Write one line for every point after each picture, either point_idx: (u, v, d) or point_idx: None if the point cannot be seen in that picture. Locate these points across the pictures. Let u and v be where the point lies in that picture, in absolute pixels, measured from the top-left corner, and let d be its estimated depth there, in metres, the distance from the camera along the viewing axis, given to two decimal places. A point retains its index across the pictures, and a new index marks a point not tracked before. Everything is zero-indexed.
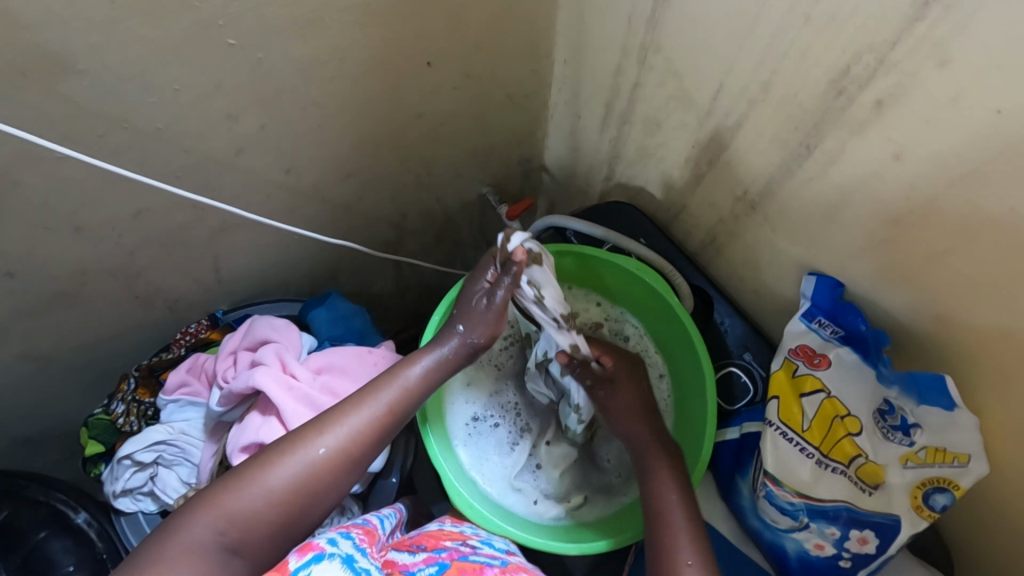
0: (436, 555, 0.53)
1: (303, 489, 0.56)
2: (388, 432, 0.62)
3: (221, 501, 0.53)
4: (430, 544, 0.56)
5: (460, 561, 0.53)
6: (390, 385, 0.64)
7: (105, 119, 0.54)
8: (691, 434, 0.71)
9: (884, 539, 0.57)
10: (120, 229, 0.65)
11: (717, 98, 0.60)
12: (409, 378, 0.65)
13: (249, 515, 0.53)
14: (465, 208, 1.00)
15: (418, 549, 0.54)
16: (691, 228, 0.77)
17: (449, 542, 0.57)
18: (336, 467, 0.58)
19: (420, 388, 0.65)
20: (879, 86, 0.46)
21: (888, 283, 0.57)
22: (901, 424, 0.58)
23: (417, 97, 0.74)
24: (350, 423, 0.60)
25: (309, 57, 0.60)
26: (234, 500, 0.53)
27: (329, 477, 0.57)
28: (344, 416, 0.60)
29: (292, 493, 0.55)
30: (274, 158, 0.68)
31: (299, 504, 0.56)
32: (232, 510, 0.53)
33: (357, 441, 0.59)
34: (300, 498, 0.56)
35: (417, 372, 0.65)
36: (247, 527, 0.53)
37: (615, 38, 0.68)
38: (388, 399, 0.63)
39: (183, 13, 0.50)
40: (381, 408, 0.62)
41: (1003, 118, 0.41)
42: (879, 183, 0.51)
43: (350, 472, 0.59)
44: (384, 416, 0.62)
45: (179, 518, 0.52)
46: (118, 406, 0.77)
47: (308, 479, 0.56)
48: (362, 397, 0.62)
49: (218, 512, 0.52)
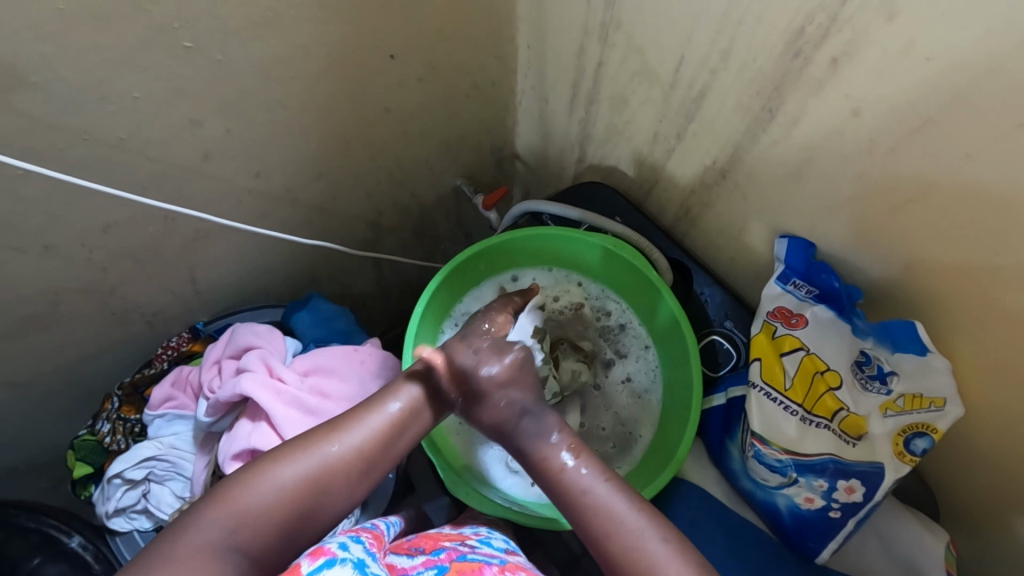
0: (435, 557, 0.54)
1: (312, 486, 0.55)
2: (404, 432, 0.61)
3: (229, 499, 0.52)
4: (430, 546, 0.57)
5: (459, 562, 0.53)
6: (406, 386, 0.63)
7: (65, 132, 0.53)
8: (679, 402, 0.73)
9: (869, 486, 0.59)
10: (90, 245, 0.64)
11: (679, 70, 0.61)
12: (425, 378, 0.63)
13: (257, 512, 0.52)
14: (441, 202, 1.00)
15: (416, 552, 0.55)
16: (665, 202, 0.78)
17: (448, 543, 0.58)
18: (349, 467, 0.57)
19: (437, 389, 0.64)
20: (832, 45, 0.47)
21: (859, 240, 0.59)
22: (878, 373, 0.60)
23: (384, 91, 0.74)
24: (365, 424, 0.59)
25: (269, 55, 0.59)
26: (245, 497, 0.52)
27: (341, 477, 0.56)
28: (359, 417, 0.59)
29: (303, 490, 0.54)
30: (242, 161, 0.68)
31: (308, 502, 0.55)
32: (243, 506, 0.52)
33: (372, 441, 0.58)
34: (309, 497, 0.55)
35: (432, 372, 0.64)
36: (254, 527, 0.52)
37: (575, 18, 0.68)
38: (402, 401, 0.61)
39: (135, 17, 0.49)
40: (396, 408, 0.61)
41: (933, 62, 0.43)
42: (840, 141, 0.53)
43: (364, 474, 0.58)
44: (400, 417, 0.61)
45: (190, 513, 0.52)
46: (104, 426, 0.76)
47: (320, 477, 0.55)
48: (379, 398, 0.62)
49: (226, 510, 0.52)
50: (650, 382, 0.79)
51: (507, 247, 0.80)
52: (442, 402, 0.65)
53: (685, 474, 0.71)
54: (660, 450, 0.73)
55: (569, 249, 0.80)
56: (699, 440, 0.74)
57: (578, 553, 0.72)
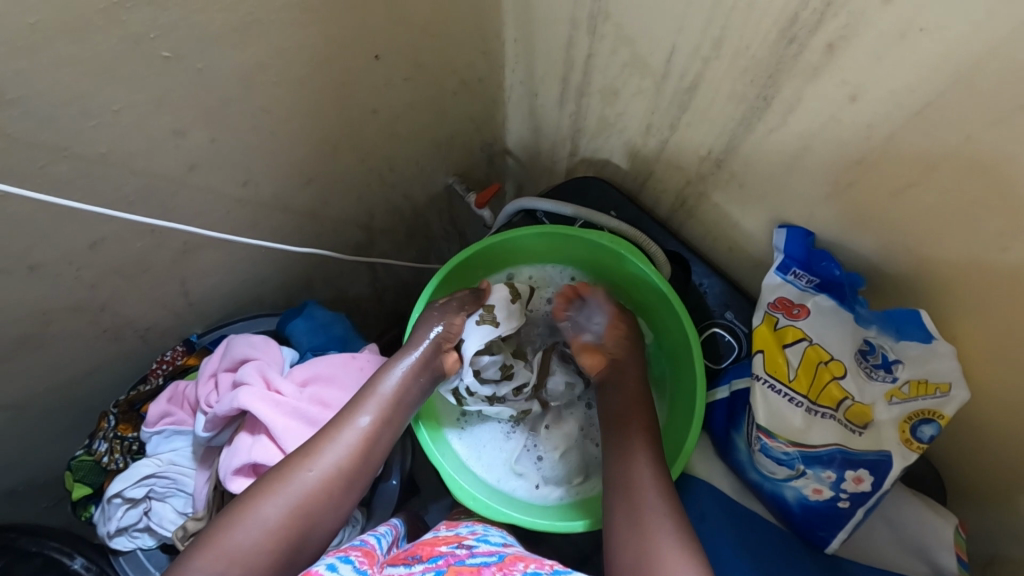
0: (433, 564, 0.52)
1: (300, 514, 0.57)
2: (376, 444, 0.64)
3: (218, 541, 0.54)
4: (426, 553, 0.56)
5: (456, 565, 0.52)
6: (368, 399, 0.66)
7: (46, 150, 0.52)
8: (685, 397, 0.73)
9: (879, 475, 0.58)
10: (78, 264, 0.63)
11: (671, 60, 0.60)
12: (385, 389, 0.67)
13: (249, 547, 0.54)
14: (433, 202, 0.99)
15: (413, 561, 0.54)
16: (660, 194, 0.77)
17: (445, 547, 0.57)
18: (331, 486, 0.60)
19: (399, 397, 0.67)
20: (829, 30, 0.46)
21: (858, 223, 0.58)
22: (883, 362, 0.60)
23: (371, 94, 0.72)
24: (336, 442, 0.62)
25: (250, 62, 0.57)
26: (234, 536, 0.55)
27: (325, 498, 0.59)
28: (330, 437, 0.62)
29: (291, 519, 0.57)
30: (228, 170, 0.66)
31: (298, 529, 0.57)
32: (234, 546, 0.54)
33: (349, 457, 0.62)
34: (299, 524, 0.57)
35: (392, 382, 0.68)
36: (249, 561, 0.54)
37: (562, 10, 0.67)
38: (370, 414, 0.65)
39: (109, 28, 0.47)
40: (365, 422, 0.64)
41: (926, 36, 0.42)
42: (838, 127, 0.52)
43: (346, 491, 0.61)
44: (371, 428, 0.64)
45: (183, 561, 0.54)
46: (101, 445, 0.75)
47: (304, 503, 0.58)
48: (345, 416, 0.64)
49: (217, 554, 0.54)
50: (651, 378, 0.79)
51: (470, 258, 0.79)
52: (408, 409, 0.68)
53: (693, 469, 0.71)
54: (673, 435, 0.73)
55: (516, 243, 0.78)
56: (705, 434, 0.73)
57: (589, 551, 0.72)
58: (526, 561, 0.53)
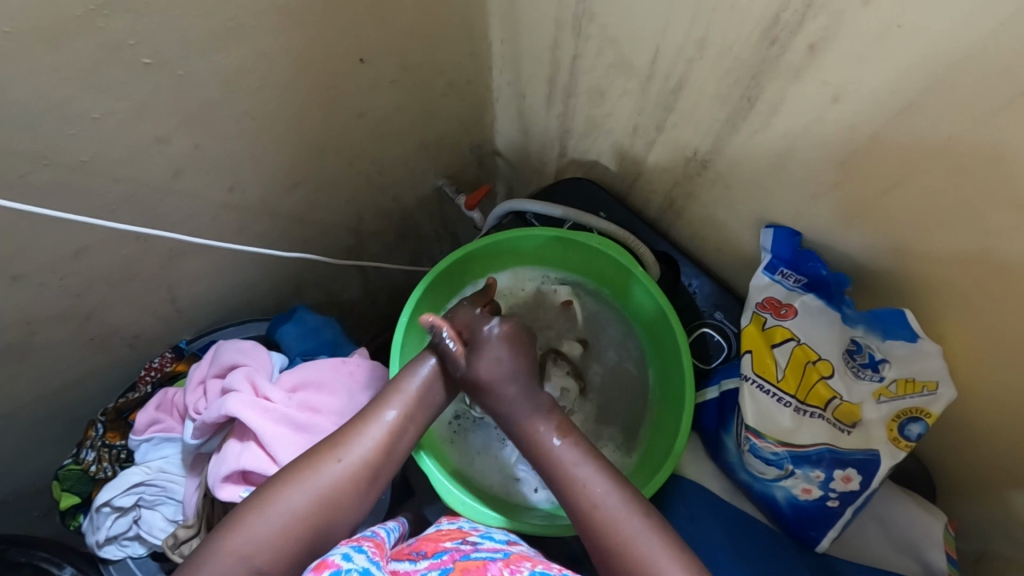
0: (438, 560, 0.52)
1: (324, 505, 0.57)
2: (402, 440, 0.63)
3: (242, 528, 0.54)
4: (430, 548, 0.55)
5: (462, 561, 0.51)
6: (396, 394, 0.65)
7: (25, 158, 0.51)
8: (674, 399, 0.73)
9: (867, 474, 0.58)
10: (62, 272, 0.62)
11: (656, 61, 0.60)
12: (413, 385, 0.66)
13: (272, 536, 0.54)
14: (423, 204, 0.99)
15: (419, 557, 0.53)
16: (648, 194, 0.77)
17: (450, 543, 0.56)
18: (357, 480, 0.59)
19: (425, 395, 0.66)
20: (810, 31, 0.46)
21: (845, 223, 0.58)
22: (870, 361, 0.60)
23: (357, 96, 0.72)
24: (364, 436, 0.61)
25: (233, 66, 0.57)
26: (259, 522, 0.54)
27: (350, 491, 0.59)
28: (358, 431, 0.62)
29: (314, 511, 0.56)
30: (213, 176, 0.66)
31: (321, 521, 0.57)
32: (258, 533, 0.54)
33: (375, 452, 0.61)
34: (322, 516, 0.57)
35: (419, 379, 0.67)
36: (272, 549, 0.54)
37: (547, 12, 0.66)
38: (396, 409, 0.64)
39: (86, 35, 0.47)
40: (392, 417, 0.63)
41: (906, 34, 0.42)
42: (822, 127, 0.52)
43: (370, 486, 0.60)
44: (398, 424, 0.64)
45: (203, 549, 0.53)
46: (89, 454, 0.75)
47: (328, 495, 0.57)
48: (373, 409, 0.64)
49: (241, 540, 0.53)
50: (638, 383, 0.80)
51: (462, 260, 0.78)
52: (432, 406, 0.67)
53: (684, 471, 0.71)
54: (661, 437, 0.73)
55: (508, 243, 0.78)
56: (695, 434, 0.73)
57: (580, 552, 0.71)
58: (532, 560, 0.53)
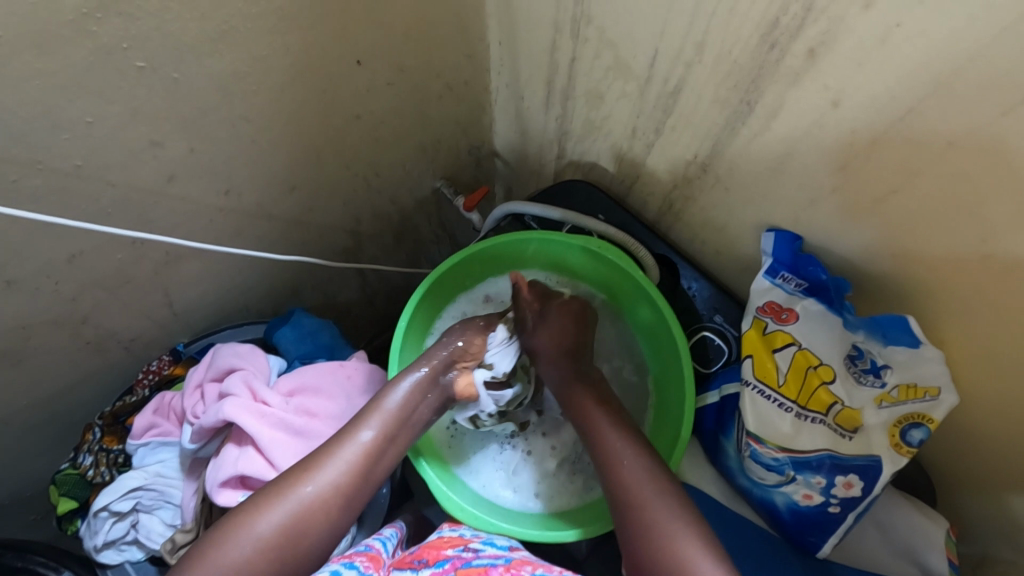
0: (439, 570, 0.51)
1: (292, 530, 0.57)
2: (377, 462, 0.63)
3: (210, 556, 0.54)
4: (432, 556, 0.54)
5: (463, 569, 0.51)
6: (372, 414, 0.65)
7: (18, 163, 0.50)
8: (673, 403, 0.72)
9: (868, 480, 0.57)
10: (56, 277, 0.62)
11: (654, 64, 0.59)
12: (390, 404, 0.66)
13: (240, 563, 0.54)
14: (421, 206, 0.98)
15: (420, 565, 0.53)
16: (647, 197, 0.77)
17: (452, 551, 0.55)
18: (327, 504, 0.59)
19: (403, 414, 0.66)
20: (809, 36, 0.45)
21: (845, 228, 0.57)
22: (872, 367, 0.60)
23: (353, 99, 0.71)
24: (337, 458, 0.61)
25: (228, 70, 0.57)
26: (228, 549, 0.54)
27: (320, 515, 0.58)
28: (331, 453, 0.61)
29: (282, 536, 0.56)
30: (208, 180, 0.65)
31: (290, 546, 0.56)
32: (225, 560, 0.54)
33: (347, 475, 0.60)
34: (291, 541, 0.56)
35: (397, 397, 0.66)
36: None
37: (545, 14, 0.66)
38: (372, 429, 0.64)
39: (78, 40, 0.46)
40: (366, 438, 0.63)
41: (907, 38, 0.41)
42: (821, 132, 0.51)
43: (343, 508, 0.60)
44: (373, 445, 0.63)
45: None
46: (86, 458, 0.75)
47: (298, 519, 0.57)
48: (348, 431, 0.63)
49: (209, 568, 0.54)
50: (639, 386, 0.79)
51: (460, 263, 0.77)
52: (410, 425, 0.67)
53: (684, 476, 0.71)
54: (660, 441, 0.73)
55: (506, 245, 0.77)
56: (694, 438, 0.73)
57: (580, 557, 0.71)
58: (533, 564, 0.52)
